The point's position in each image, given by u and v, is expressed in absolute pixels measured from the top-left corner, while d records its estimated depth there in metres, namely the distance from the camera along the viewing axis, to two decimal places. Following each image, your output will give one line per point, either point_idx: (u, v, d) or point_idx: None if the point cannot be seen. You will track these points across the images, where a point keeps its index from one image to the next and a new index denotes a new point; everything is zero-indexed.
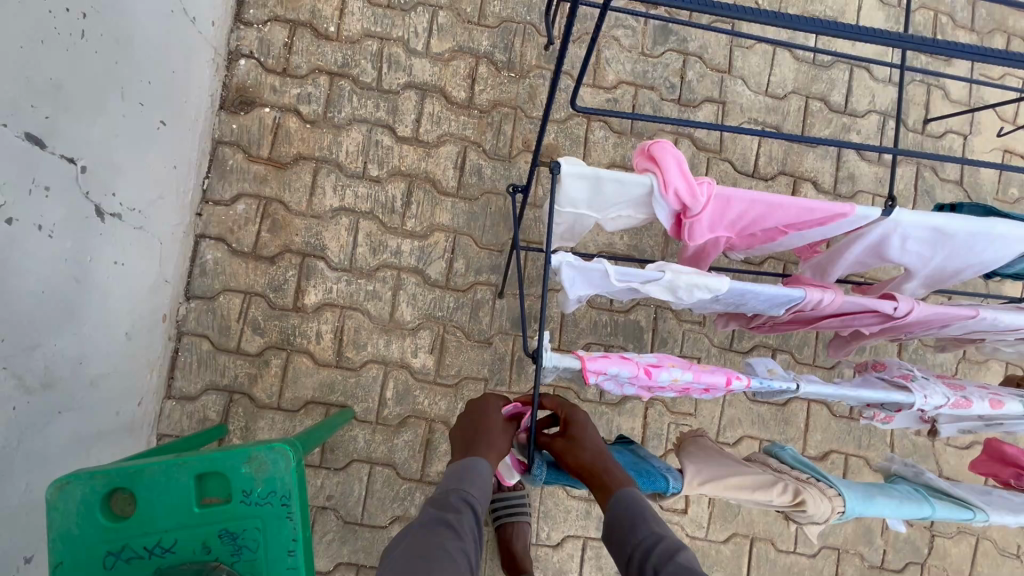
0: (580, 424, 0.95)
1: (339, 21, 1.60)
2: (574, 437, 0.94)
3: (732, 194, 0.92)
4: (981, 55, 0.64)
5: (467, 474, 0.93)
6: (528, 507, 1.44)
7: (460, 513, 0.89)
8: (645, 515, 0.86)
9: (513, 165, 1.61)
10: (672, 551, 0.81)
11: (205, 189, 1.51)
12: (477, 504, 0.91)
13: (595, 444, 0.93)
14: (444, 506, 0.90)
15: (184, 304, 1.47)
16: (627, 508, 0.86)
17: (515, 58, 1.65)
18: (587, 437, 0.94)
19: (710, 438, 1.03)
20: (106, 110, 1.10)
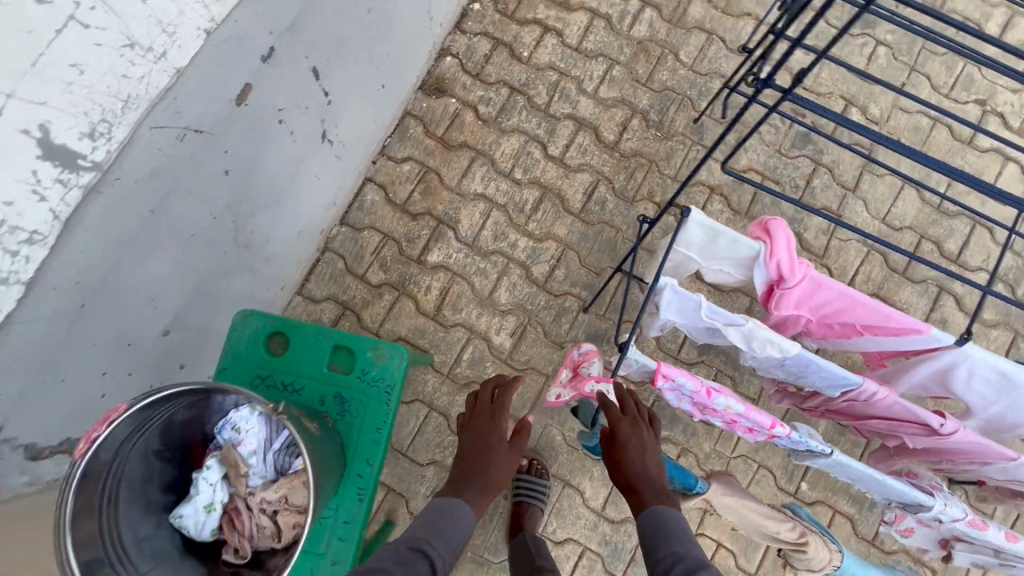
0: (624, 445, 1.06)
1: (533, 49, 1.92)
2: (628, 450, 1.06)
3: (825, 281, 1.08)
4: None
5: (442, 517, 1.05)
6: (546, 495, 1.59)
7: (412, 567, 0.96)
8: (674, 531, 1.00)
9: (633, 207, 1.83)
10: (696, 566, 0.94)
11: (385, 145, 1.84)
12: (434, 556, 0.99)
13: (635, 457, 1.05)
14: (399, 557, 0.97)
15: (336, 226, 1.78)
16: (662, 522, 1.01)
17: (665, 121, 1.88)
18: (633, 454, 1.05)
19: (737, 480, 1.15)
20: (359, 66, 1.45)
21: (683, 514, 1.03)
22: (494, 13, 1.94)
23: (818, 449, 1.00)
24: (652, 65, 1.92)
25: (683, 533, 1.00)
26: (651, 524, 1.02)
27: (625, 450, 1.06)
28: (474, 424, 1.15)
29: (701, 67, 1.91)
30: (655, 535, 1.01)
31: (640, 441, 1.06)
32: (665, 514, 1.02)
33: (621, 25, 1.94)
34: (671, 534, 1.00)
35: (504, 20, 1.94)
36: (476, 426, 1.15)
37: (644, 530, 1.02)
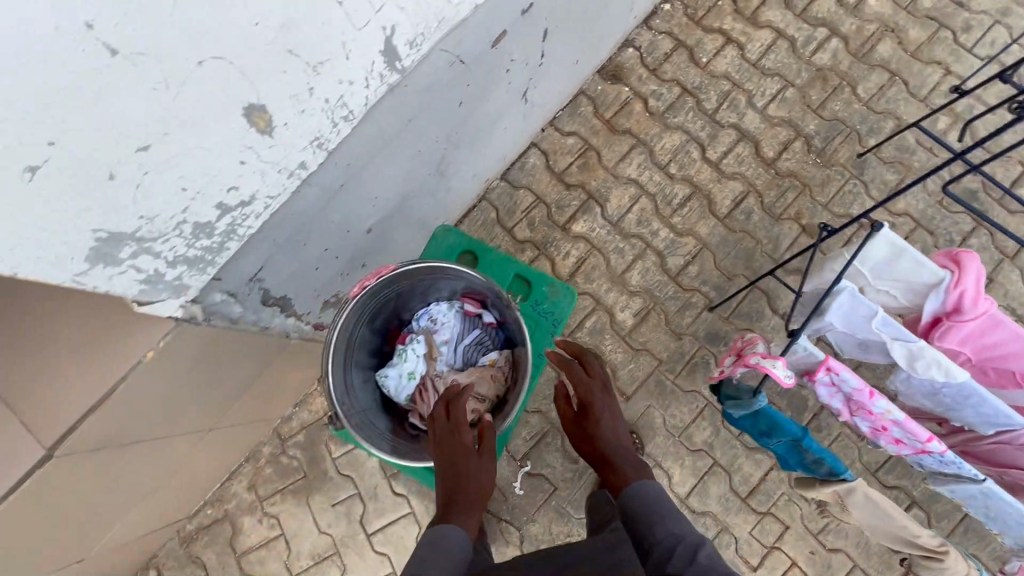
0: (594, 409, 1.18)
1: (712, 56, 2.00)
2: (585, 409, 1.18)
3: (1003, 322, 1.12)
4: None
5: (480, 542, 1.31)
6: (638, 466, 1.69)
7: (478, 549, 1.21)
8: (660, 506, 1.00)
9: (777, 224, 1.87)
10: (695, 549, 0.88)
11: (556, 117, 1.97)
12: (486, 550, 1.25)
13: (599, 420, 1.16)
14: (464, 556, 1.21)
15: (496, 180, 1.93)
16: (640, 494, 1.03)
17: (828, 150, 1.91)
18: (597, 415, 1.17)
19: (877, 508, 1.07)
20: (571, 37, 1.57)
21: (661, 487, 1.04)
22: (682, 16, 2.03)
23: (968, 475, 1.03)
24: (828, 93, 1.94)
25: (656, 502, 1.01)
26: (631, 500, 1.03)
27: (597, 429, 1.16)
28: (442, 441, 1.03)
29: (877, 104, 1.92)
30: (640, 512, 1.00)
31: (607, 411, 1.18)
32: (644, 488, 1.04)
33: (804, 49, 1.98)
34: (645, 507, 1.00)
35: (690, 24, 2.02)
36: (446, 444, 1.03)
37: (631, 514, 1.01)
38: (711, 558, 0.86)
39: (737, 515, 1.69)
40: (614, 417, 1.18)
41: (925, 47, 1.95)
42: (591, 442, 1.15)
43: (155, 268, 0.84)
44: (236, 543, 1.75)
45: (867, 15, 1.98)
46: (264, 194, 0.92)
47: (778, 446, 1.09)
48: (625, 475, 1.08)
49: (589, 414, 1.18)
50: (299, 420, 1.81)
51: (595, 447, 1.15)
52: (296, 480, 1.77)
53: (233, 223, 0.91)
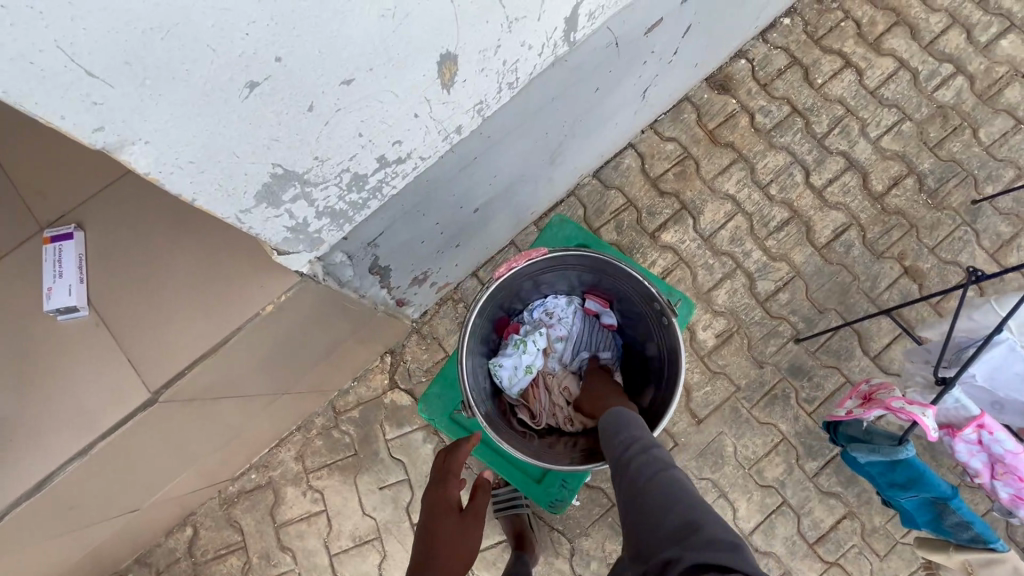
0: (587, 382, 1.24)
1: (828, 79, 1.91)
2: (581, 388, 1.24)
3: None
4: None
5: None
6: None
7: None
8: (630, 421, 1.05)
9: (878, 262, 1.78)
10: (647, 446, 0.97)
11: (657, 121, 1.90)
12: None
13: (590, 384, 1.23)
14: None
15: (588, 177, 1.86)
16: (617, 418, 1.06)
17: (940, 192, 1.81)
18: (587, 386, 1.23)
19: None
20: (702, 38, 1.51)
21: (640, 415, 1.07)
22: (801, 33, 1.95)
23: None
24: (946, 132, 1.85)
25: (629, 423, 1.04)
26: (609, 427, 1.05)
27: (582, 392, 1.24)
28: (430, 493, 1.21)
29: (997, 151, 1.83)
30: (618, 422, 1.05)
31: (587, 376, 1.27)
32: (621, 413, 1.07)
33: (926, 84, 1.89)
34: (615, 427, 1.04)
35: (808, 43, 1.94)
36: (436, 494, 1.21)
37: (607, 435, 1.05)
38: (657, 455, 0.94)
39: (802, 560, 1.61)
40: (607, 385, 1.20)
41: None
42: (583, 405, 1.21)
43: (305, 216, 0.77)
44: (277, 513, 1.68)
45: (997, 58, 1.89)
46: (418, 153, 0.85)
47: (908, 503, 1.00)
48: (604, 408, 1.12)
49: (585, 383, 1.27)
50: (355, 396, 1.73)
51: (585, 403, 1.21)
52: (345, 457, 1.70)
53: (383, 180, 0.84)
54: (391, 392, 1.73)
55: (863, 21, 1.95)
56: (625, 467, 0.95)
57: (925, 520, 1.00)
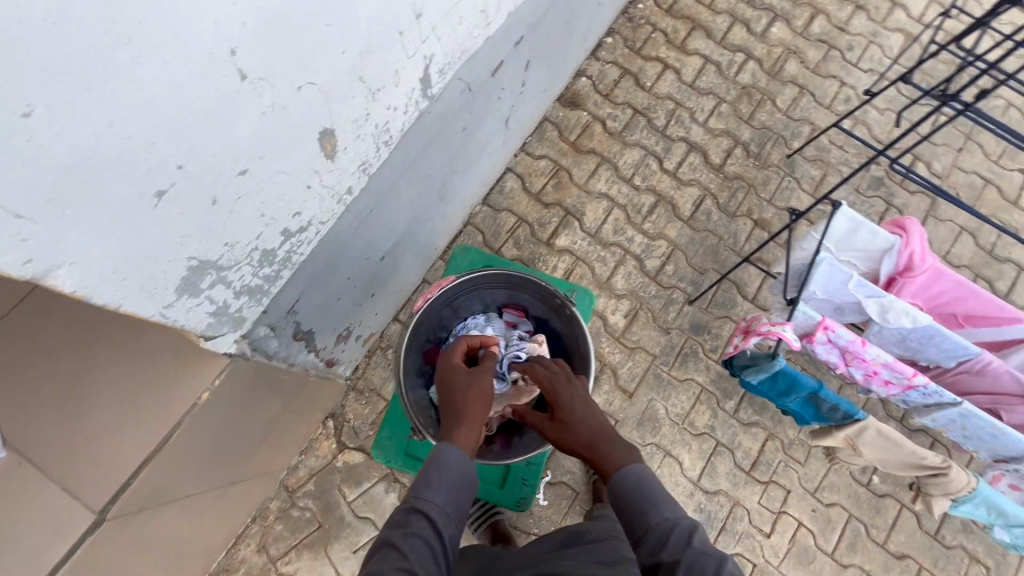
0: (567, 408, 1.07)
1: (655, 81, 2.25)
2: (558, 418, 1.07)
3: (945, 272, 1.34)
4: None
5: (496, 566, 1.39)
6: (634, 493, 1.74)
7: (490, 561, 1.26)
8: (651, 483, 0.95)
9: (733, 220, 2.10)
10: (689, 532, 0.88)
11: (525, 143, 2.12)
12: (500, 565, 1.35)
13: (572, 410, 1.07)
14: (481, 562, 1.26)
15: (478, 205, 2.03)
16: (633, 479, 0.95)
17: (763, 154, 2.20)
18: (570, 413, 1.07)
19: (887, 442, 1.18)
20: (543, 68, 1.74)
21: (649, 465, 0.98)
22: (624, 47, 2.28)
23: (948, 400, 1.22)
24: (754, 106, 2.25)
25: (646, 491, 0.93)
26: (621, 491, 0.94)
27: (570, 425, 1.04)
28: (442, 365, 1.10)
29: (794, 113, 2.25)
30: (641, 492, 0.94)
31: (579, 402, 1.09)
32: (634, 473, 0.96)
33: (729, 71, 2.29)
34: (638, 498, 0.93)
35: (631, 54, 2.28)
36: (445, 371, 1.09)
37: (619, 498, 0.95)
38: (705, 548, 0.85)
39: (744, 488, 1.83)
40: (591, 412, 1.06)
41: (821, 64, 2.33)
42: (568, 441, 1.04)
43: (224, 299, 0.83)
44: None
45: (773, 41, 2.35)
46: (317, 220, 0.94)
47: (796, 403, 1.23)
48: (611, 459, 0.98)
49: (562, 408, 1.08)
50: (306, 468, 1.71)
51: (569, 440, 1.03)
52: (310, 532, 1.66)
53: (290, 250, 0.92)
54: (342, 453, 1.73)
55: (668, 30, 2.33)
56: (665, 563, 0.86)
57: (812, 415, 1.24)
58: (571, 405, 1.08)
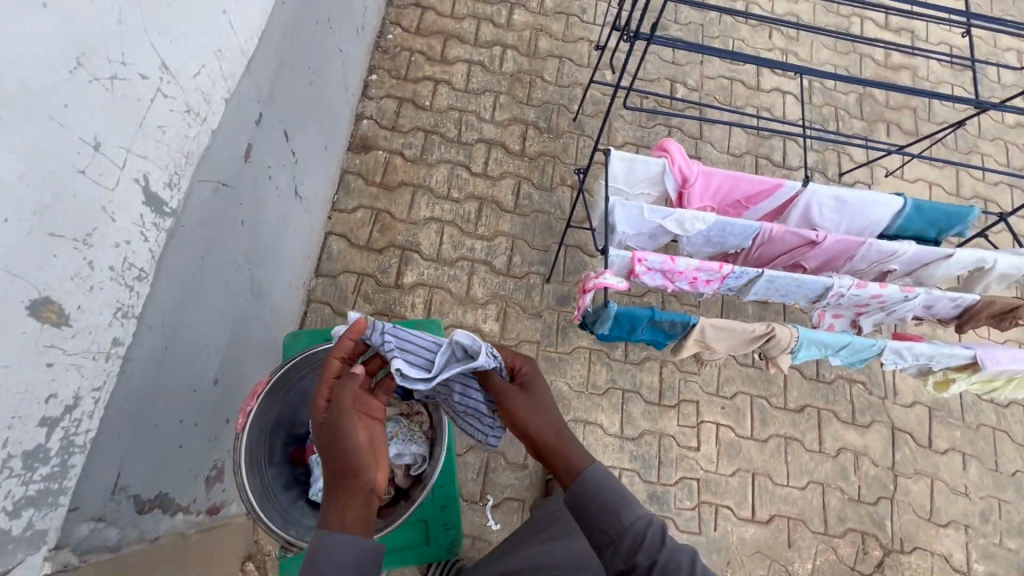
0: (543, 391, 1.01)
1: (432, 98, 2.33)
2: (535, 397, 1.00)
3: (713, 171, 1.53)
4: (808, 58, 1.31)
5: None
6: None
7: None
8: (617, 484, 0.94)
9: (553, 193, 2.24)
10: (660, 530, 0.88)
11: (334, 201, 2.09)
12: None
13: (547, 396, 1.01)
14: None
15: (313, 280, 1.96)
16: (608, 477, 0.93)
17: (553, 126, 2.36)
18: (545, 398, 1.01)
19: (722, 331, 1.31)
20: (309, 129, 1.71)
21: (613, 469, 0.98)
22: (391, 79, 2.33)
23: (753, 275, 1.40)
24: (527, 88, 2.42)
25: (611, 500, 0.91)
26: (581, 495, 0.92)
27: (546, 407, 0.99)
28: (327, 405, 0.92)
29: (563, 81, 2.45)
30: (615, 492, 0.92)
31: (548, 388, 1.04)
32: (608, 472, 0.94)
33: (493, 65, 2.44)
34: (604, 505, 0.91)
35: (400, 82, 2.34)
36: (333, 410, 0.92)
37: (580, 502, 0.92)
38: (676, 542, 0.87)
39: (662, 418, 1.95)
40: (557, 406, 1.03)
41: (567, 32, 2.56)
42: (534, 425, 0.97)
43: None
44: None
45: (520, 28, 2.54)
46: (88, 388, 0.85)
47: (646, 332, 1.34)
48: (582, 454, 0.96)
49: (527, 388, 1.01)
50: None
51: (544, 425, 0.97)
52: None
53: (67, 435, 0.82)
54: None
55: (425, 50, 2.42)
56: (640, 566, 0.86)
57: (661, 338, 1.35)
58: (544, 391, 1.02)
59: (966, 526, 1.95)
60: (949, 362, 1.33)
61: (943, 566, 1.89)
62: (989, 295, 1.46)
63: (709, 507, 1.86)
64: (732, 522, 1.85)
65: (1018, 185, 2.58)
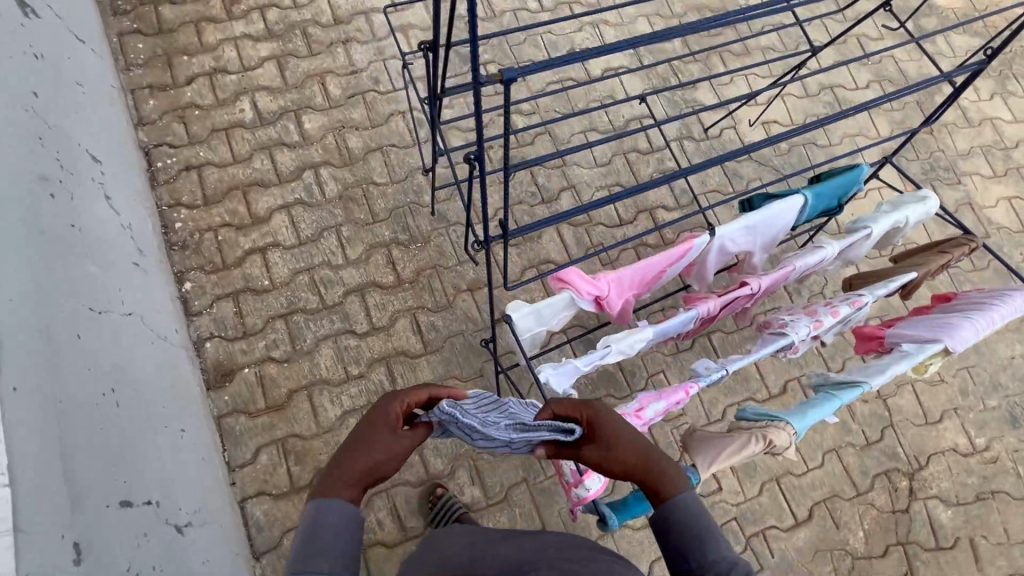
0: (602, 430, 0.97)
1: (269, 274, 1.93)
2: (596, 440, 0.97)
3: (620, 272, 1.35)
4: (647, 191, 1.07)
5: None
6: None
7: None
8: (697, 520, 0.89)
9: (454, 307, 1.96)
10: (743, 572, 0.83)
11: (228, 459, 1.70)
12: None
13: (615, 445, 0.96)
14: None
15: (257, 564, 1.62)
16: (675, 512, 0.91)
17: (415, 233, 2.04)
18: (611, 441, 0.96)
19: (726, 455, 1.20)
20: (149, 446, 1.32)
21: (677, 506, 0.91)
22: (209, 276, 1.89)
23: (717, 374, 1.27)
24: (365, 203, 2.06)
25: (704, 526, 0.89)
26: (679, 517, 0.90)
27: (605, 447, 0.96)
28: (377, 413, 0.99)
29: (398, 175, 2.11)
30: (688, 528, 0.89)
31: (605, 435, 0.97)
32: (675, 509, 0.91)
33: (314, 196, 2.05)
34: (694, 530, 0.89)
35: (222, 274, 1.90)
36: (374, 422, 0.98)
37: (669, 529, 0.90)
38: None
39: None
40: (620, 447, 0.96)
41: (371, 115, 2.19)
42: (612, 464, 0.96)
43: None
44: None
45: (319, 137, 2.13)
46: None
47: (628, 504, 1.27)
48: (659, 491, 0.93)
49: (602, 434, 0.97)
50: None
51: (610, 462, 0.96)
52: None
53: None
54: None
55: (228, 218, 1.98)
56: None
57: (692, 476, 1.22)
58: (610, 428, 0.97)
59: (956, 409, 2.06)
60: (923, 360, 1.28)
61: (957, 459, 2.00)
62: (920, 261, 1.41)
63: (758, 538, 1.82)
64: (784, 538, 1.83)
65: (850, 58, 2.60)
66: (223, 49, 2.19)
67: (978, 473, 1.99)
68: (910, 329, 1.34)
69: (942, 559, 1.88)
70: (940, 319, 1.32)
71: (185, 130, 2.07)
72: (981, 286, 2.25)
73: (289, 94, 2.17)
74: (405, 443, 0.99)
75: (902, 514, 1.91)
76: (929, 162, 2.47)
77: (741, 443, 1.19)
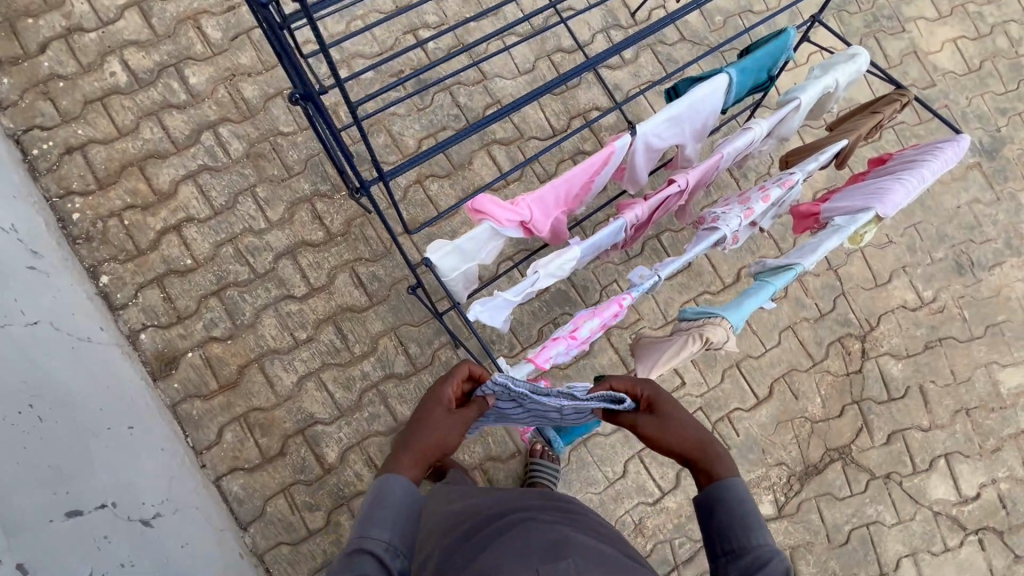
0: (666, 408, 1.01)
1: (189, 251, 1.80)
2: (657, 415, 1.01)
3: (540, 191, 1.26)
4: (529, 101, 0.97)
5: None
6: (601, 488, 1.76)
7: None
8: (744, 503, 0.91)
9: (393, 253, 1.88)
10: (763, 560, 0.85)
11: (193, 444, 1.69)
12: None
13: (676, 423, 1.00)
14: None
15: (246, 534, 1.66)
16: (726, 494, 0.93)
17: (336, 182, 1.91)
18: (670, 418, 1.00)
19: (665, 360, 1.19)
20: (93, 453, 1.31)
21: (728, 488, 0.93)
22: (125, 265, 1.77)
23: (651, 281, 1.23)
24: (275, 158, 1.90)
25: (746, 515, 0.90)
26: (724, 499, 0.92)
27: (665, 424, 1.00)
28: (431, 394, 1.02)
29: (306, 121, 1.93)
30: (734, 511, 0.91)
31: (668, 412, 1.01)
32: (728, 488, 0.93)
33: (219, 159, 1.87)
34: (735, 515, 0.90)
35: (139, 260, 1.78)
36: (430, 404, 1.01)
37: (715, 507, 0.92)
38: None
39: None
40: (683, 425, 1.00)
41: (261, 57, 1.95)
42: (671, 440, 0.99)
43: None
44: None
45: (208, 91, 1.91)
46: None
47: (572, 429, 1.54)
48: (714, 470, 0.96)
49: (662, 410, 1.01)
50: None
51: (667, 441, 0.99)
52: None
53: None
54: None
55: (130, 200, 1.81)
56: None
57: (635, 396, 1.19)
58: (674, 409, 1.02)
59: (904, 268, 2.10)
60: (855, 230, 1.25)
61: (906, 314, 2.06)
62: (851, 126, 1.34)
63: (723, 422, 1.90)
64: (747, 417, 1.92)
65: None
66: (71, 3, 1.90)
67: (926, 324, 2.07)
68: (844, 200, 1.29)
69: (895, 410, 1.99)
70: (872, 185, 1.27)
71: (53, 108, 1.83)
72: (928, 139, 2.20)
73: (163, 46, 1.92)
74: (462, 416, 1.01)
75: (856, 376, 1.99)
76: (872, 14, 2.32)
77: (680, 345, 1.19)
